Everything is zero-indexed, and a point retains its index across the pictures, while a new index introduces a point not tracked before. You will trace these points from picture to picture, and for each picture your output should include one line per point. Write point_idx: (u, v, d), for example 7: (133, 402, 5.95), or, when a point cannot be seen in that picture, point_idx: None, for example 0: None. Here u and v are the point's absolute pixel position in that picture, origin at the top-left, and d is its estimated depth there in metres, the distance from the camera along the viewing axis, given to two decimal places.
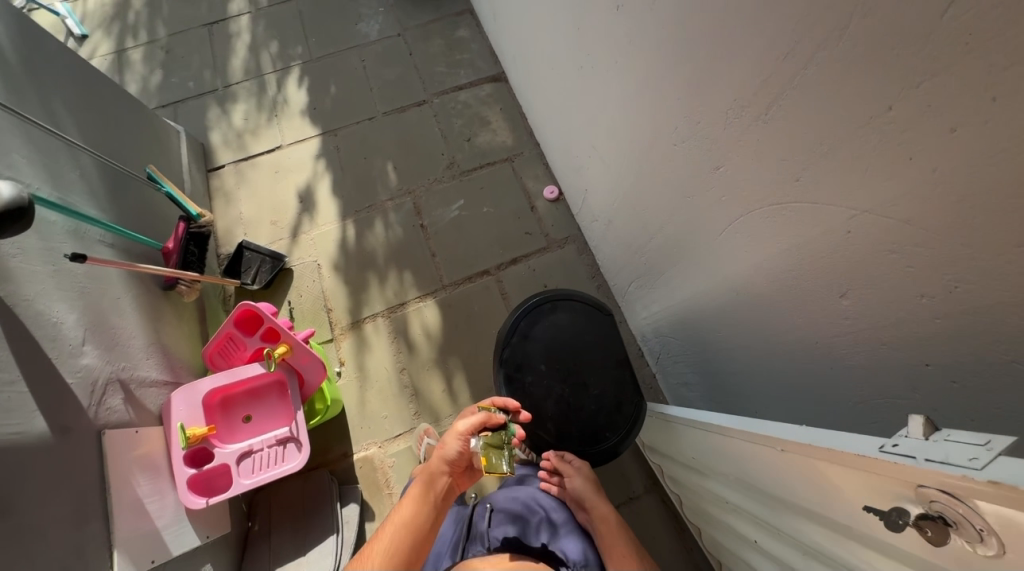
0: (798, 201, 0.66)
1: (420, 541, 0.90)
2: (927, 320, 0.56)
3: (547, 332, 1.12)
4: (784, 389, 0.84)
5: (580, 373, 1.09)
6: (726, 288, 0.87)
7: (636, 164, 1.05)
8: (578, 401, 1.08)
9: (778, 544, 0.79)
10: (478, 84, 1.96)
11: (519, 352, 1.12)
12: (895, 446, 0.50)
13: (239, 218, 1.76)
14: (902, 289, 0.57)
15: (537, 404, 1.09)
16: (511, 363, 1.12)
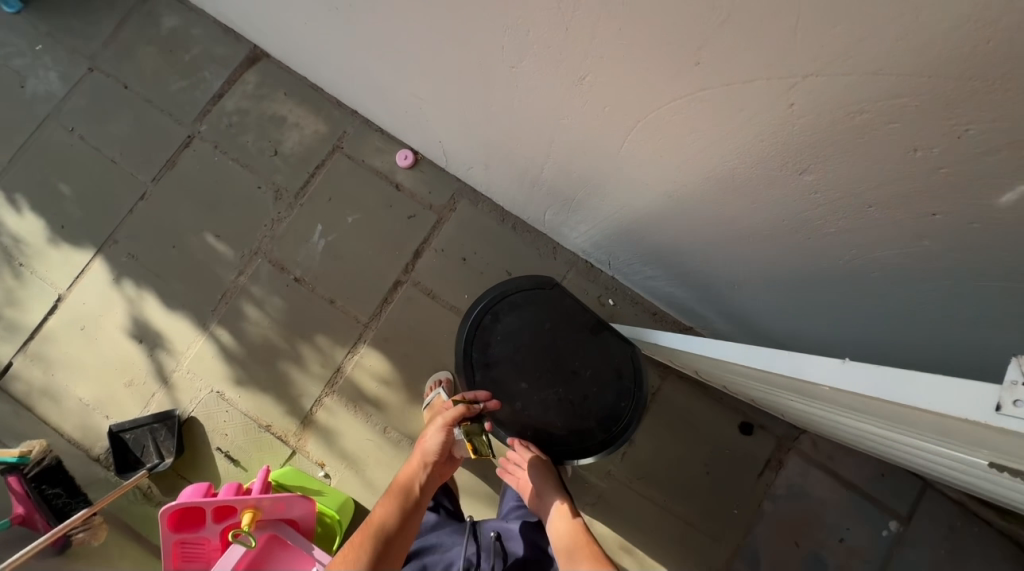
0: (723, 79, 0.50)
1: (402, 535, 0.90)
2: (924, 176, 0.46)
3: (508, 346, 1.11)
4: (755, 263, 0.75)
5: (559, 364, 1.09)
6: (660, 193, 0.72)
7: (482, 101, 0.82)
8: (575, 391, 1.08)
9: (813, 415, 0.78)
10: (237, 79, 1.48)
11: (495, 382, 1.10)
12: (1017, 410, 0.29)
13: (87, 405, 1.37)
14: (884, 148, 0.46)
15: (541, 417, 1.08)
16: (494, 397, 1.09)
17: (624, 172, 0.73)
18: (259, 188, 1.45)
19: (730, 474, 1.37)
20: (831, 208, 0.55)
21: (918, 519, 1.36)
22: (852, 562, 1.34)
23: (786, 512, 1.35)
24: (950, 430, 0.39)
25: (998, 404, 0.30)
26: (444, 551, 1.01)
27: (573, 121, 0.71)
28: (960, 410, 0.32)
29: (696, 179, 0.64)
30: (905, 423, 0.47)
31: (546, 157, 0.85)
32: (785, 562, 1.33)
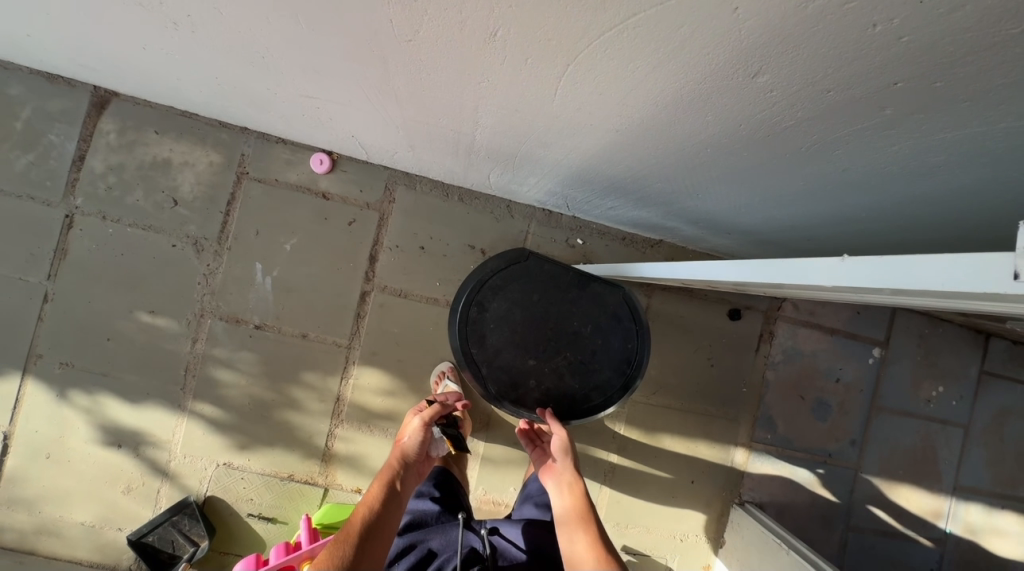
0: (640, 9, 0.41)
1: (380, 533, 0.87)
2: (889, 48, 0.37)
3: (503, 332, 1.09)
4: (722, 178, 0.70)
5: (558, 331, 1.09)
6: (604, 129, 0.64)
7: (386, 87, 0.72)
8: (582, 350, 1.09)
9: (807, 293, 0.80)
10: (94, 132, 1.26)
11: (503, 370, 1.09)
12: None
13: (94, 525, 1.29)
14: (843, 25, 0.36)
15: (558, 387, 1.09)
16: (507, 385, 1.09)
17: (559, 119, 0.65)
18: (175, 246, 1.29)
19: (731, 359, 1.46)
20: (790, 108, 0.47)
21: (893, 339, 1.52)
22: (849, 394, 1.50)
23: (787, 373, 1.48)
24: (968, 296, 0.38)
25: (1015, 272, 0.30)
26: (444, 534, 0.96)
27: (487, 85, 0.61)
28: (983, 284, 0.32)
29: (638, 111, 0.56)
30: (906, 294, 0.48)
31: (471, 123, 0.76)
32: (795, 414, 1.48)
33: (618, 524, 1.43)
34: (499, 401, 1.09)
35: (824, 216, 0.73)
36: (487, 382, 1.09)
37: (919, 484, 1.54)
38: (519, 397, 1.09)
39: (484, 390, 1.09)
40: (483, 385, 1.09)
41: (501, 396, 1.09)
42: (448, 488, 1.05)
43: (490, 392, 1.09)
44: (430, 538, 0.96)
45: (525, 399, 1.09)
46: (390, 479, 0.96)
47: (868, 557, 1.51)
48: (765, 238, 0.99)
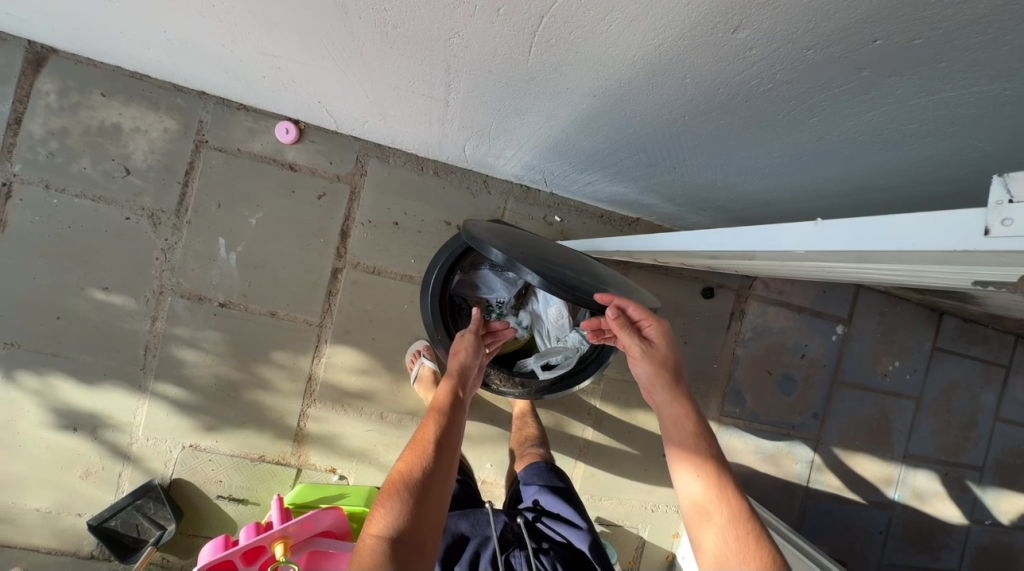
0: None
1: (452, 441, 0.86)
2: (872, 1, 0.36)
3: (511, 236, 0.90)
4: (698, 150, 0.70)
5: (565, 252, 0.93)
6: (581, 94, 0.62)
7: (352, 43, 0.67)
8: (593, 268, 0.92)
9: (776, 266, 0.82)
10: (30, 93, 1.15)
11: (527, 253, 0.82)
12: (1006, 230, 0.29)
13: (51, 511, 1.23)
14: None
15: (594, 277, 0.86)
16: (545, 262, 0.81)
17: (536, 82, 0.62)
18: (129, 219, 1.21)
19: (703, 336, 1.49)
20: (769, 69, 0.46)
21: (855, 316, 1.58)
22: (813, 368, 1.56)
23: (755, 350, 1.52)
24: (940, 258, 0.39)
25: (986, 228, 0.31)
26: (473, 516, 0.94)
27: (459, 42, 0.58)
28: (950, 242, 0.33)
29: (614, 72, 0.54)
30: (869, 262, 0.49)
31: (444, 86, 0.72)
32: (763, 389, 1.53)
33: (593, 496, 1.47)
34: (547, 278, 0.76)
35: (796, 189, 0.74)
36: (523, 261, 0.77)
37: (874, 453, 1.64)
38: (563, 272, 0.81)
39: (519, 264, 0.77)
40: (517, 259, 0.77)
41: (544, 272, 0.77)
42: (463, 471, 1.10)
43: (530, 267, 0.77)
44: (459, 521, 0.94)
45: (568, 282, 0.78)
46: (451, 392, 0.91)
47: (825, 521, 1.60)
48: (738, 214, 1.00)
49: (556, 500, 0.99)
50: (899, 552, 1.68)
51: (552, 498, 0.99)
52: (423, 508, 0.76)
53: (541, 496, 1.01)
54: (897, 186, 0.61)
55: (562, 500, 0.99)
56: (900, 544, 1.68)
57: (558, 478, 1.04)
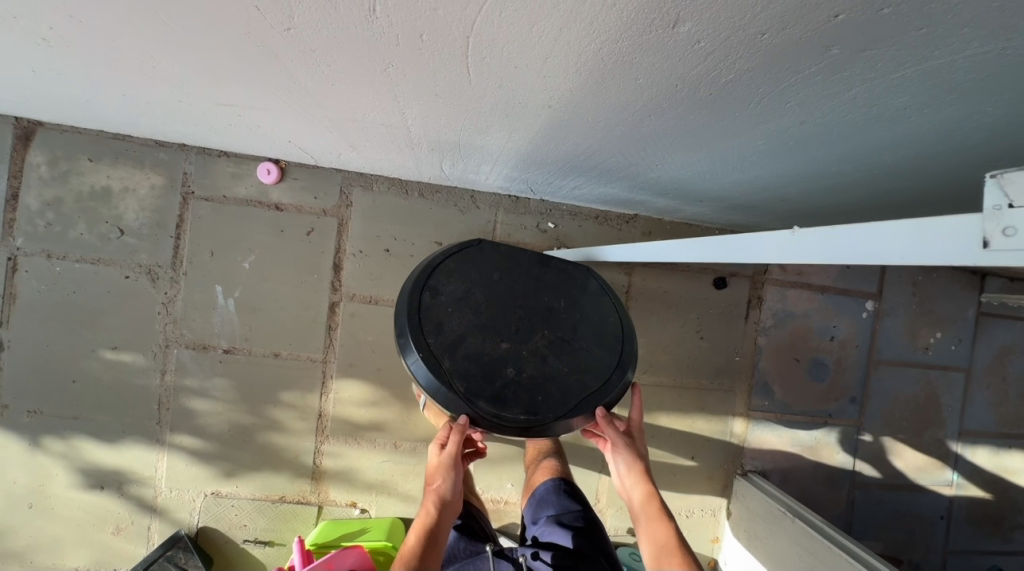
0: None
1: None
2: None
3: (466, 314, 0.85)
4: (679, 147, 0.64)
5: (530, 309, 0.87)
6: (536, 107, 0.57)
7: (295, 85, 0.65)
8: (558, 326, 0.87)
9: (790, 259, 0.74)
10: (22, 167, 1.19)
11: (461, 358, 0.81)
12: (1009, 241, 0.31)
13: (90, 568, 1.27)
14: None
15: (540, 371, 0.83)
16: (479, 377, 0.81)
17: (485, 99, 0.58)
18: (129, 278, 1.23)
19: (721, 328, 1.41)
20: (724, 60, 0.41)
21: (886, 290, 1.47)
22: (845, 350, 1.46)
23: (779, 337, 1.43)
24: None
25: (988, 240, 0.32)
26: None
27: (396, 71, 0.54)
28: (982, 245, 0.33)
29: (563, 83, 0.50)
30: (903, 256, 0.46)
31: (398, 114, 0.69)
32: (791, 378, 1.44)
33: (622, 507, 1.41)
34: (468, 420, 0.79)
35: (794, 172, 0.67)
36: (447, 398, 0.78)
37: (924, 433, 1.51)
38: (497, 391, 0.80)
39: (442, 404, 0.79)
40: (441, 399, 0.79)
41: (467, 404, 0.78)
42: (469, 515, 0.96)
43: (450, 408, 0.79)
44: None
45: (496, 407, 0.79)
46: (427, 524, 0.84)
47: (877, 511, 1.49)
48: (737, 201, 0.94)
49: (567, 529, 0.89)
50: (965, 537, 1.55)
51: (557, 533, 0.89)
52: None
53: (545, 533, 0.91)
54: (905, 159, 0.55)
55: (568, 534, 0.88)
56: (966, 528, 1.55)
57: (561, 509, 0.93)
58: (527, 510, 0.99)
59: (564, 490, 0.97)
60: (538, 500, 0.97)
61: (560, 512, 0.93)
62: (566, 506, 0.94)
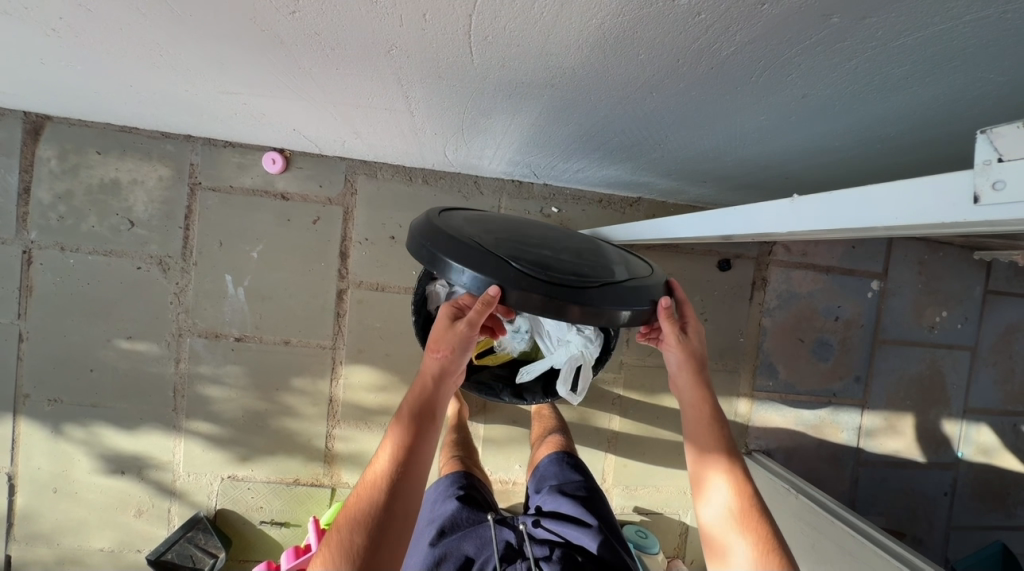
0: None
1: (420, 457, 0.72)
2: None
3: (485, 222, 0.78)
4: (684, 125, 0.64)
5: (550, 229, 0.83)
6: (537, 86, 0.57)
7: (301, 71, 0.65)
8: (582, 241, 0.83)
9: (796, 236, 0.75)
10: (33, 161, 1.20)
11: (490, 237, 0.71)
12: (996, 193, 0.32)
13: (114, 549, 1.31)
14: None
15: (579, 257, 0.74)
16: (515, 249, 0.69)
17: (488, 80, 0.58)
18: (140, 269, 1.25)
19: (725, 310, 1.42)
20: (725, 31, 0.41)
21: (891, 270, 1.47)
22: (850, 330, 1.46)
23: (784, 317, 1.43)
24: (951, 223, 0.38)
25: (980, 195, 0.33)
26: (477, 535, 0.82)
27: (399, 53, 0.55)
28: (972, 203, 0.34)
29: (566, 61, 0.50)
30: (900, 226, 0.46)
31: (403, 98, 0.69)
32: (795, 358, 1.45)
33: (627, 486, 1.44)
34: (510, 284, 0.63)
35: (797, 147, 0.67)
36: (483, 264, 0.64)
37: (928, 411, 1.52)
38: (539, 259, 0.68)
39: (477, 273, 0.64)
40: (475, 266, 0.64)
41: (508, 267, 0.64)
42: (473, 485, 0.95)
43: (488, 272, 0.63)
44: (461, 543, 0.82)
45: (541, 270, 0.65)
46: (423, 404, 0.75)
47: (880, 489, 1.51)
48: (741, 180, 0.94)
49: (569, 495, 0.91)
50: (968, 513, 1.56)
51: (559, 501, 0.90)
52: (381, 542, 0.66)
53: (546, 502, 0.92)
54: (905, 130, 0.55)
55: (570, 502, 0.89)
56: (969, 504, 1.56)
57: (564, 480, 0.95)
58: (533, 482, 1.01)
59: (566, 463, 0.99)
60: (542, 473, 1.00)
61: (562, 481, 0.95)
62: (568, 476, 0.96)
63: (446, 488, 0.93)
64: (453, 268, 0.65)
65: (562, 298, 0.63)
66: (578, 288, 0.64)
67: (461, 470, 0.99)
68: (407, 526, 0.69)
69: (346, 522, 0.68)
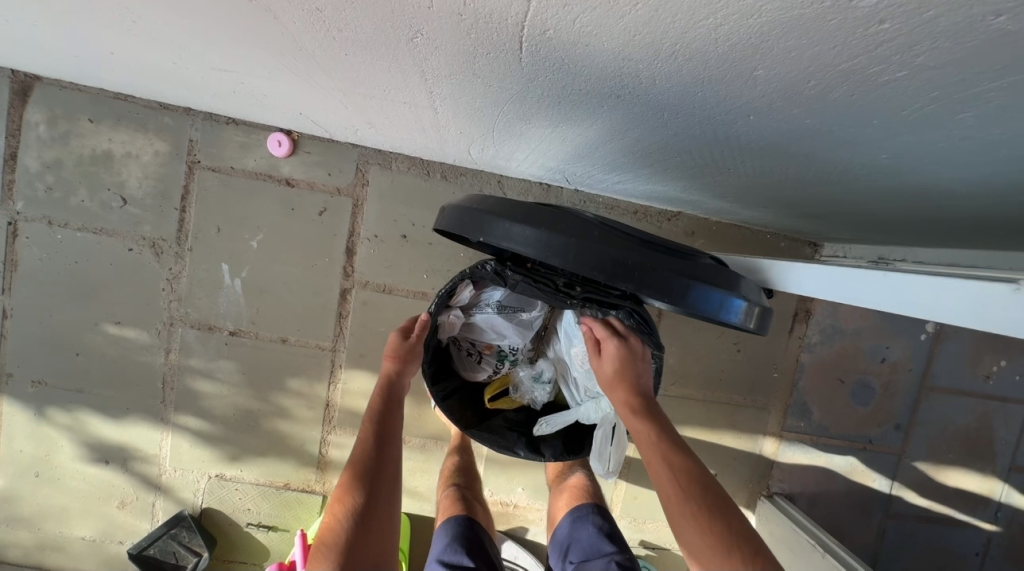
0: None
1: (391, 451, 0.82)
2: None
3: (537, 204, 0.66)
4: (776, 152, 0.51)
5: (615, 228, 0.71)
6: (598, 96, 0.45)
7: (301, 52, 0.53)
8: None
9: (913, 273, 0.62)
10: (20, 126, 1.10)
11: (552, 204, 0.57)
12: None
13: (96, 539, 1.26)
14: None
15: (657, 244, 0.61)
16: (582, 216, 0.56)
17: (536, 84, 0.46)
18: (132, 250, 1.16)
19: (761, 341, 1.29)
20: (907, 50, 0.28)
21: None
22: (896, 374, 1.33)
23: (824, 354, 1.31)
24: None
25: None
26: None
27: (425, 42, 0.42)
28: None
29: (647, 70, 0.37)
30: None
31: (425, 92, 0.57)
32: (833, 399, 1.33)
33: (635, 519, 1.35)
34: (592, 248, 0.50)
35: (914, 186, 0.53)
36: (553, 223, 0.51)
37: (972, 467, 1.39)
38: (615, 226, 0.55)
39: (542, 230, 0.51)
40: (539, 225, 0.52)
41: (588, 227, 0.52)
42: (478, 541, 0.88)
43: (563, 232, 0.51)
44: None
45: (627, 236, 0.53)
46: (385, 400, 0.86)
47: (908, 544, 1.40)
48: (812, 209, 0.80)
49: None
50: None
51: None
52: (369, 530, 0.73)
53: None
54: None
55: None
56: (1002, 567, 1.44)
57: (588, 551, 0.87)
58: (553, 553, 0.94)
59: (592, 526, 0.90)
60: (572, 536, 0.91)
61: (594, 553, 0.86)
62: (599, 547, 0.86)
63: (451, 544, 0.86)
64: (512, 232, 0.52)
65: (658, 268, 0.51)
66: (670, 265, 0.52)
67: (465, 515, 0.93)
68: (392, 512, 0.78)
69: (334, 527, 0.73)
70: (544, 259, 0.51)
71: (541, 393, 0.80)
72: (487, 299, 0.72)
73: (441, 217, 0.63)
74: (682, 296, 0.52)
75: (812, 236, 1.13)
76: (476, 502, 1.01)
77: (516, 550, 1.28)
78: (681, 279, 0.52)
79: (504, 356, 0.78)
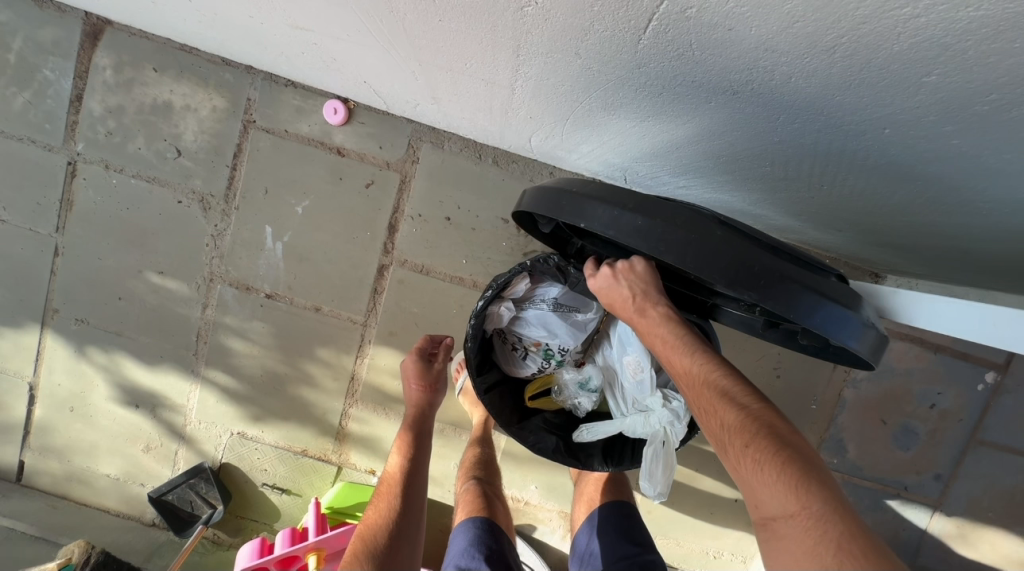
0: None
1: (416, 481, 0.94)
2: None
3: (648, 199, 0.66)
4: (893, 175, 0.47)
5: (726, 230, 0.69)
6: (710, 89, 0.44)
7: (389, 14, 0.52)
8: None
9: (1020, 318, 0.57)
10: (88, 69, 1.12)
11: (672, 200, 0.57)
12: None
13: (120, 478, 1.30)
14: None
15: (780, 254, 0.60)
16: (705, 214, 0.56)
17: (645, 72, 0.45)
18: (181, 203, 1.17)
19: (803, 369, 1.23)
20: None
21: (1014, 363, 1.23)
22: (944, 422, 1.25)
23: (869, 392, 1.24)
24: None
25: None
26: None
27: (534, 11, 0.42)
28: None
29: (789, 64, 0.37)
30: None
31: (510, 71, 0.55)
32: (872, 439, 1.26)
33: None
34: (712, 252, 0.51)
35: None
36: (672, 220, 0.52)
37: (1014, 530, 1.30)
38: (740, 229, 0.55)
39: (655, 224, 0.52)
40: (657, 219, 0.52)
41: (711, 227, 0.52)
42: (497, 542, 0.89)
43: (681, 229, 0.52)
44: None
45: (752, 240, 0.53)
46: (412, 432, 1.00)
47: None
48: (896, 239, 0.74)
49: None
50: None
51: None
52: (399, 539, 0.84)
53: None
54: None
55: None
56: None
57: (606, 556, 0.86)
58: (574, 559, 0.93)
59: (612, 531, 0.89)
60: (594, 540, 0.90)
61: (613, 558, 0.85)
62: (617, 551, 0.85)
63: (468, 549, 0.87)
64: (627, 222, 0.53)
65: (783, 278, 0.51)
66: (799, 278, 0.51)
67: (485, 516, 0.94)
68: (416, 543, 0.86)
69: (367, 535, 0.85)
70: (659, 254, 0.52)
71: (582, 401, 0.79)
72: (542, 295, 0.75)
73: (521, 201, 0.64)
74: (803, 311, 0.51)
75: (877, 267, 1.06)
76: (496, 499, 1.01)
77: (522, 547, 1.27)
78: (808, 295, 0.51)
79: (547, 353, 0.77)
